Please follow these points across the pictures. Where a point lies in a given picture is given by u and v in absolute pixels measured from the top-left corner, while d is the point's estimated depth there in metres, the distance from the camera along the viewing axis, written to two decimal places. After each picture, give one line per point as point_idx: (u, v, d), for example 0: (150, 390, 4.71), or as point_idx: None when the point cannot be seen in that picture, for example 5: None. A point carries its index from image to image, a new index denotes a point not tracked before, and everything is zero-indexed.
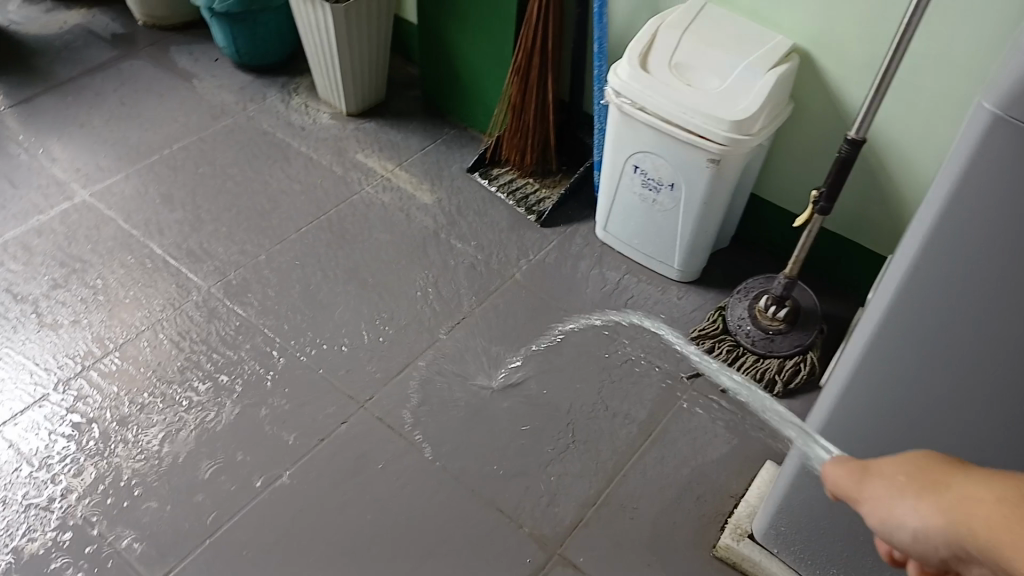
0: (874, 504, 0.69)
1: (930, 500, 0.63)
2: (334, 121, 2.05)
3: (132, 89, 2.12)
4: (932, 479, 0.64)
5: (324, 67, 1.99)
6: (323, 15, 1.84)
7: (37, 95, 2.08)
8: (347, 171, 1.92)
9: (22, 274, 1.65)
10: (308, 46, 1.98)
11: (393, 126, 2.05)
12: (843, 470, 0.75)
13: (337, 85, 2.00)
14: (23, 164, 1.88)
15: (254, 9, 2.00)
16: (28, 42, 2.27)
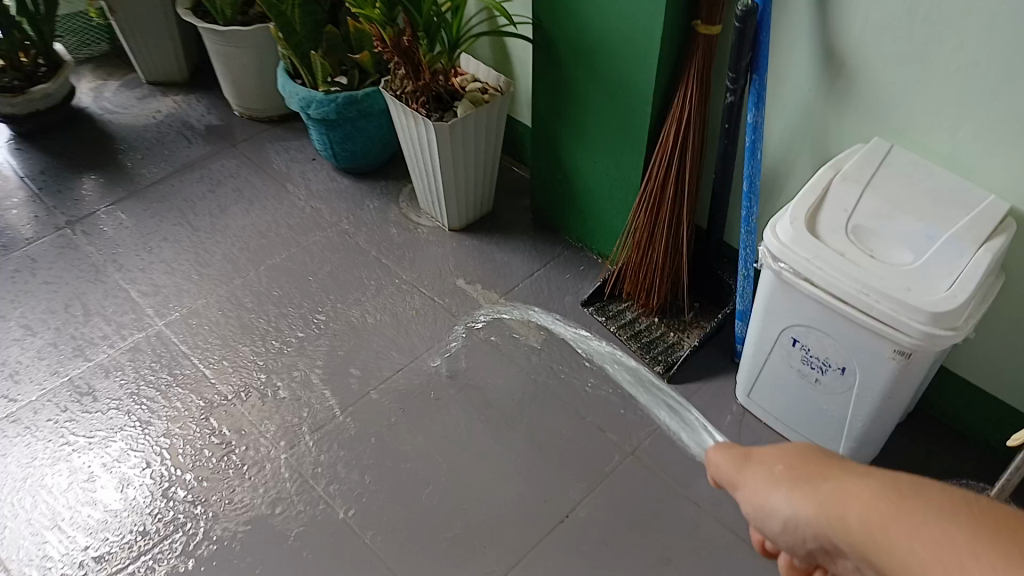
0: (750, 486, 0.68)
1: (807, 493, 0.61)
2: (434, 238, 1.83)
3: (221, 194, 1.96)
4: (810, 472, 0.62)
5: (427, 181, 1.78)
6: (427, 131, 1.64)
7: (124, 201, 1.96)
8: (445, 302, 1.68)
9: (86, 422, 1.49)
10: (411, 158, 1.78)
11: (500, 243, 1.82)
12: (723, 452, 0.72)
13: (439, 199, 1.79)
14: (101, 283, 1.74)
15: (352, 114, 1.83)
16: (122, 135, 2.16)
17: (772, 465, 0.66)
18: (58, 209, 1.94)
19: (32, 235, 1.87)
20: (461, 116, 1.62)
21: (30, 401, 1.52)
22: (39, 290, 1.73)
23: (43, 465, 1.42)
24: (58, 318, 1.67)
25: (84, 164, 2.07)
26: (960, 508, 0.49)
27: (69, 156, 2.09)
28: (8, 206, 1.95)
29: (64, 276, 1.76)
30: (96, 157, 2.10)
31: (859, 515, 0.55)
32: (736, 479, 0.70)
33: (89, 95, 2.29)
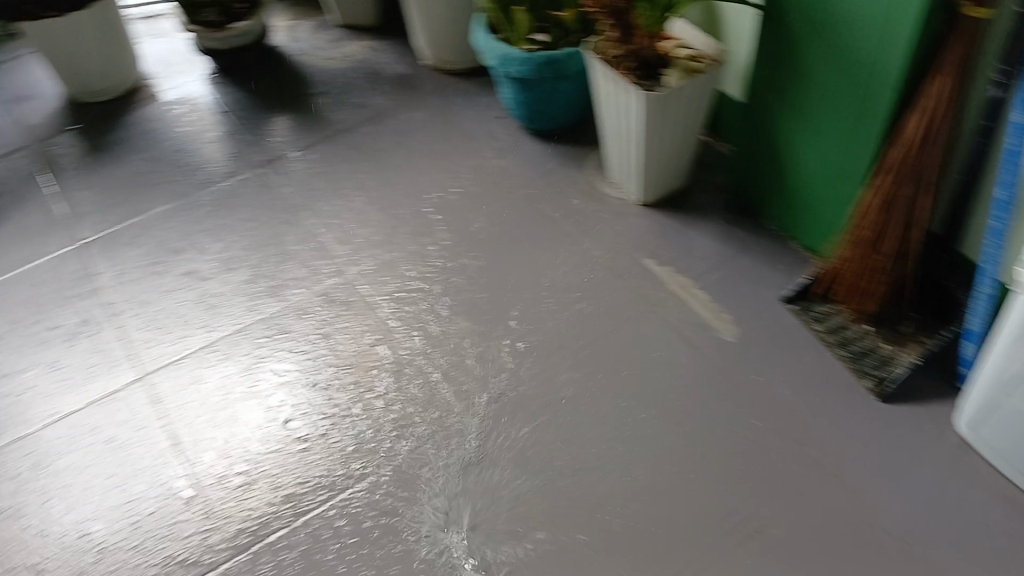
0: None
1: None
2: (623, 211, 1.75)
3: (409, 146, 1.95)
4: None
5: (623, 152, 1.70)
6: (630, 100, 1.56)
7: (319, 144, 1.97)
8: (632, 281, 1.61)
9: (277, 361, 1.51)
10: (607, 126, 1.70)
11: (692, 225, 1.72)
12: None
13: (634, 171, 1.71)
14: (296, 226, 1.76)
15: (549, 75, 1.76)
16: (315, 77, 2.18)
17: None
18: (250, 149, 1.95)
19: (230, 172, 1.89)
20: (668, 87, 1.53)
21: (228, 332, 1.56)
22: (236, 227, 1.76)
23: (240, 393, 1.46)
24: (252, 258, 1.70)
25: (277, 103, 2.09)
26: None
27: (263, 93, 2.11)
28: (207, 140, 1.97)
29: (259, 217, 1.78)
30: (289, 96, 2.11)
31: None
32: None
33: (285, 36, 2.32)
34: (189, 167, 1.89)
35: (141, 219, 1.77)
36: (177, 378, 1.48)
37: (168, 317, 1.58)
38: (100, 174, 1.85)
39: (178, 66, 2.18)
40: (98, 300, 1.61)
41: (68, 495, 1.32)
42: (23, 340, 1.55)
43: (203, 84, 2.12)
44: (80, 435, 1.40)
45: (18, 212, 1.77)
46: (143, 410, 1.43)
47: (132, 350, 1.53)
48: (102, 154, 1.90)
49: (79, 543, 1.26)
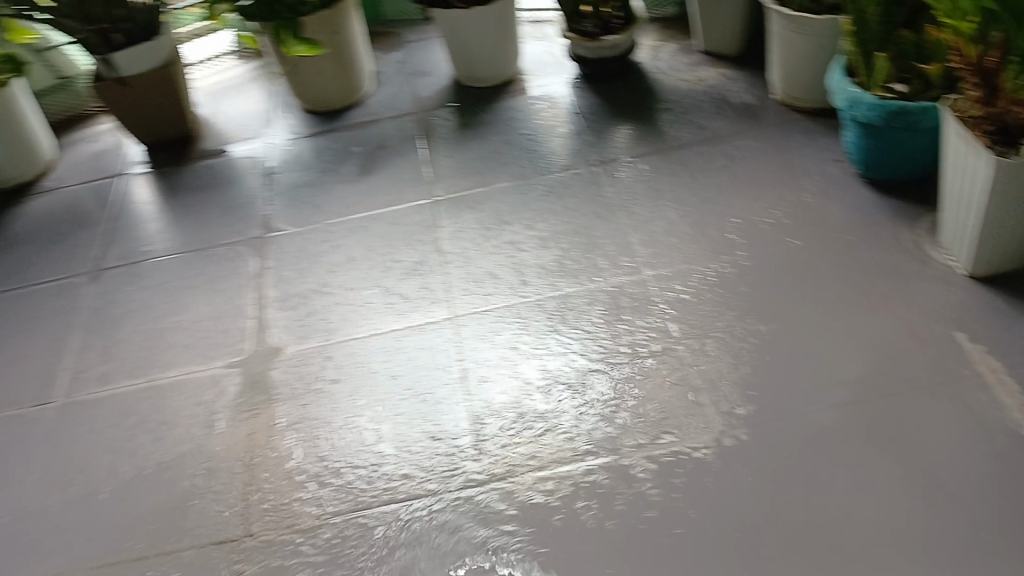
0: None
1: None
2: (945, 279, 1.64)
3: (737, 172, 1.95)
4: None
5: (960, 216, 1.60)
6: (983, 166, 1.46)
7: (652, 154, 2.02)
8: (935, 351, 1.50)
9: (564, 336, 1.63)
10: (949, 185, 1.61)
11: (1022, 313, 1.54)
12: None
13: (966, 235, 1.60)
14: (609, 224, 1.83)
15: (899, 125, 1.70)
16: (663, 91, 2.21)
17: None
18: (591, 150, 2.07)
19: (565, 166, 2.03)
20: None
21: (526, 294, 1.72)
22: (557, 213, 1.88)
23: (524, 351, 1.61)
24: (563, 243, 1.80)
25: (624, 111, 2.17)
26: None
27: (612, 95, 2.22)
28: (556, 134, 2.15)
29: (580, 211, 1.87)
30: (635, 102, 2.19)
31: None
32: None
33: (647, 54, 2.35)
34: (534, 154, 2.09)
35: (482, 190, 1.99)
36: (479, 326, 1.67)
37: (485, 274, 1.77)
38: (464, 147, 2.14)
39: (547, 69, 2.37)
40: (432, 247, 1.85)
41: (373, 395, 1.58)
42: (371, 263, 1.83)
43: (565, 84, 2.31)
44: (394, 350, 1.66)
45: (394, 165, 2.12)
46: (446, 345, 1.65)
47: (450, 295, 1.75)
48: (471, 131, 2.19)
49: (371, 434, 1.50)
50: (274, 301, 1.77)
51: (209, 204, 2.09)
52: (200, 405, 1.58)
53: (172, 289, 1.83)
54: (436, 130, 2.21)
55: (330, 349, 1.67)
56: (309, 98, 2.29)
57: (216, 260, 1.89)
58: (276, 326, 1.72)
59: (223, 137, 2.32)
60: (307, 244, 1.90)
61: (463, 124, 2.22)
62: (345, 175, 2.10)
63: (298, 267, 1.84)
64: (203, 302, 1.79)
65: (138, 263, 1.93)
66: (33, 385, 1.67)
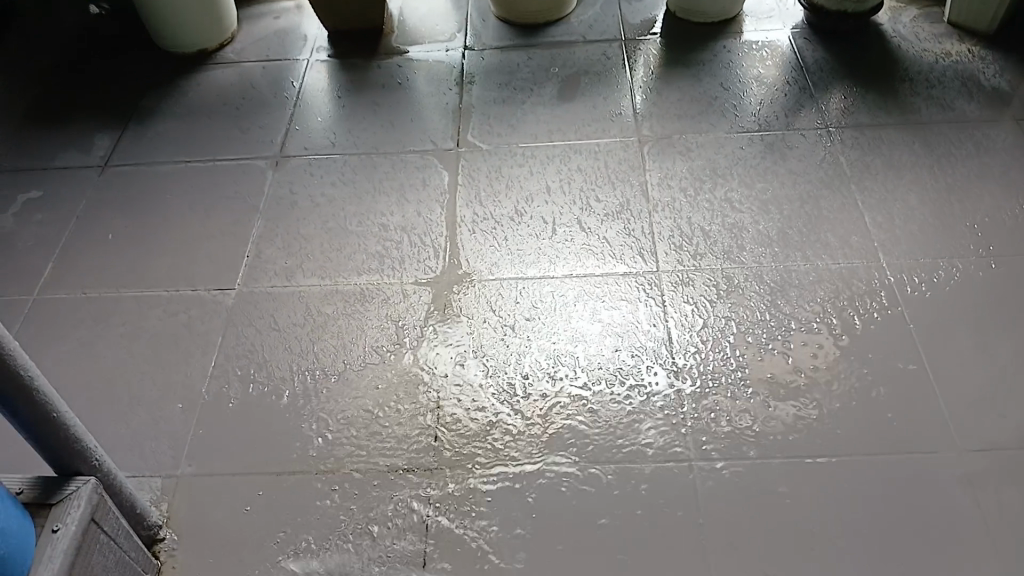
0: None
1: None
2: None
3: (989, 161, 1.70)
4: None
5: None
6: None
7: (888, 125, 1.81)
8: None
9: (784, 317, 1.45)
10: None
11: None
12: None
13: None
14: (838, 196, 1.65)
15: None
16: (903, 59, 1.98)
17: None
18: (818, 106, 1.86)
19: (789, 125, 1.82)
20: None
21: (742, 257, 1.55)
22: (782, 175, 1.70)
23: (735, 320, 1.45)
24: (787, 212, 1.63)
25: (857, 72, 1.95)
26: None
27: (845, 54, 2.01)
28: (777, 86, 1.94)
29: (806, 176, 1.69)
30: (872, 65, 1.97)
31: None
32: None
33: (886, 18, 2.12)
34: (752, 104, 1.89)
35: (694, 134, 1.81)
36: (685, 285, 1.51)
37: (696, 232, 1.60)
38: (674, 84, 1.95)
39: (771, 14, 2.16)
40: (639, 190, 1.70)
41: (563, 342, 1.45)
42: (570, 199, 1.70)
43: (789, 34, 2.09)
44: (588, 296, 1.52)
45: (596, 93, 1.95)
46: (647, 302, 1.50)
47: (656, 246, 1.59)
48: (681, 68, 2.00)
49: (561, 385, 1.39)
50: (467, 222, 1.67)
51: (396, 104, 1.98)
52: (384, 319, 1.51)
53: (360, 190, 1.74)
54: (642, 63, 2.03)
55: (519, 284, 1.55)
56: (510, 10, 2.15)
57: (406, 167, 1.79)
58: (467, 250, 1.62)
59: (412, 36, 2.19)
60: (503, 165, 1.78)
61: (673, 60, 2.02)
62: (543, 96, 1.96)
63: (494, 189, 1.73)
64: (392, 210, 1.69)
65: (323, 155, 1.84)
66: (213, 262, 1.61)
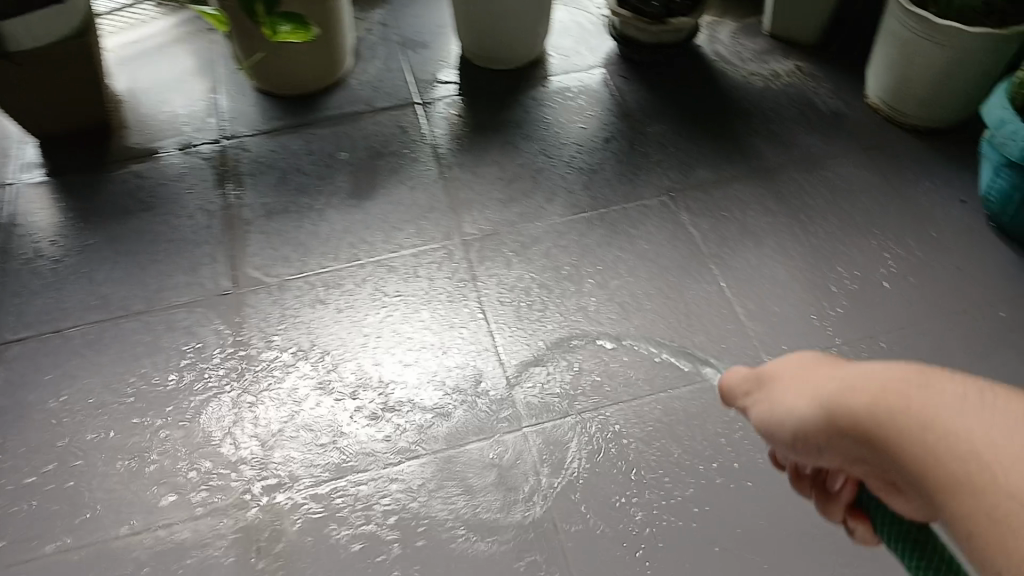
0: (764, 407, 0.65)
1: (813, 394, 0.57)
2: None
3: (851, 211, 1.54)
4: (817, 376, 0.60)
5: None
6: None
7: (733, 180, 1.59)
8: None
9: (678, 469, 1.21)
10: None
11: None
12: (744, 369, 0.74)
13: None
14: (702, 285, 1.43)
15: None
16: (733, 90, 1.76)
17: (788, 372, 0.65)
18: (653, 166, 1.62)
19: (631, 197, 1.56)
20: None
21: (613, 393, 1.29)
22: (635, 267, 1.45)
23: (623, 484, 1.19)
24: (651, 318, 1.38)
25: (687, 112, 1.72)
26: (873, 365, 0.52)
27: (669, 91, 1.76)
28: (606, 143, 1.67)
29: (662, 264, 1.46)
30: (700, 101, 1.74)
31: (856, 401, 0.50)
32: (753, 390, 0.69)
33: (704, 36, 1.89)
34: (583, 173, 1.61)
35: (524, 224, 1.52)
36: (557, 438, 1.24)
37: (552, 360, 1.33)
38: (487, 159, 1.64)
39: (579, 48, 1.88)
40: (475, 311, 1.39)
41: (426, 543, 1.14)
42: (388, 320, 1.39)
43: (604, 70, 1.82)
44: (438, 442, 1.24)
45: (399, 181, 1.61)
46: (511, 442, 1.23)
47: (510, 384, 1.30)
48: (492, 135, 1.68)
49: None
50: (267, 395, 1.29)
51: (144, 233, 1.53)
52: (171, 558, 1.12)
53: (112, 380, 1.31)
54: (444, 133, 1.69)
55: (344, 449, 1.23)
56: (270, 81, 1.73)
57: (172, 331, 1.38)
58: (267, 420, 1.26)
59: (149, 126, 1.72)
60: (299, 304, 1.41)
61: (481, 124, 1.71)
62: (335, 195, 1.58)
63: (289, 330, 1.37)
64: (161, 405, 1.28)
65: (51, 331, 1.37)
66: None
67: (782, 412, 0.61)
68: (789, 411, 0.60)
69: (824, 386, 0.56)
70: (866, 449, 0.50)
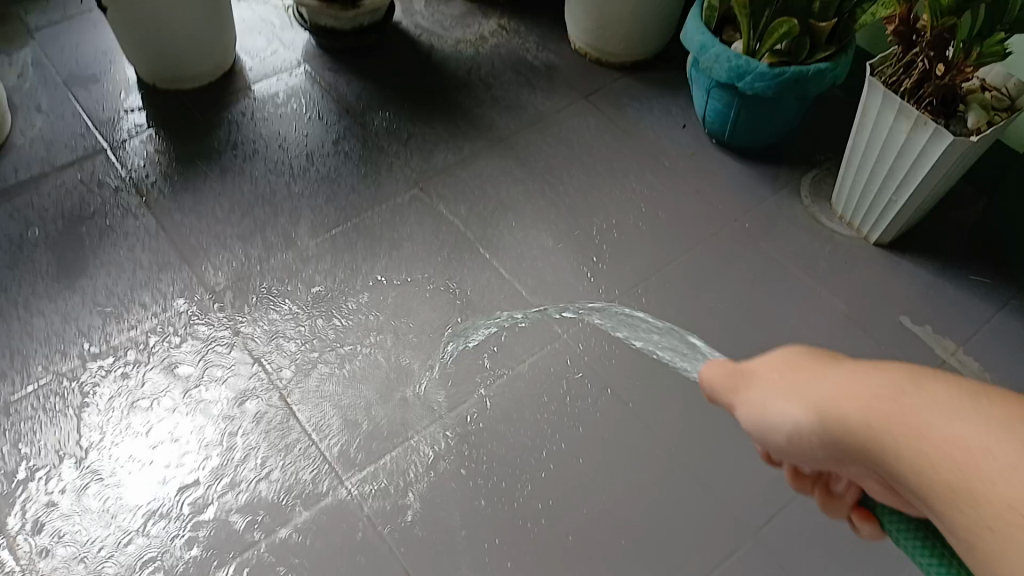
0: (745, 401, 0.70)
1: (805, 400, 0.63)
2: (857, 257, 1.47)
3: (591, 159, 1.58)
4: (803, 374, 0.65)
5: (871, 192, 1.41)
6: (918, 142, 1.27)
7: (477, 156, 1.56)
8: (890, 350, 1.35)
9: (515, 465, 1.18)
10: (851, 158, 1.41)
11: (955, 273, 1.45)
12: (719, 366, 0.77)
13: (893, 199, 1.39)
14: (480, 273, 1.40)
15: (788, 95, 1.42)
16: (448, 62, 1.71)
17: (767, 363, 0.70)
18: (394, 160, 1.54)
19: (382, 200, 1.48)
20: (976, 130, 1.24)
21: (426, 408, 1.23)
22: (410, 274, 1.39)
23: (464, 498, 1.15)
24: (442, 322, 1.33)
25: (410, 95, 1.65)
26: (871, 371, 0.57)
27: (384, 76, 1.67)
28: (336, 145, 1.56)
29: (435, 263, 1.41)
30: (419, 81, 1.67)
31: (852, 410, 0.56)
32: (733, 387, 0.73)
33: (401, 8, 1.80)
34: (324, 186, 1.49)
35: (276, 255, 1.39)
36: (382, 460, 1.18)
37: (352, 396, 1.24)
38: (212, 193, 1.46)
39: (274, 47, 1.71)
40: (252, 360, 1.27)
41: None
42: (158, 401, 1.22)
43: (309, 66, 1.68)
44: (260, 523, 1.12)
45: (113, 246, 1.38)
46: (331, 506, 1.13)
47: (315, 420, 1.22)
48: (206, 165, 1.50)
49: None
50: (40, 535, 1.09)
51: None
52: None
53: None
54: (153, 172, 1.48)
55: (161, 556, 1.08)
56: None
57: None
58: (55, 559, 1.07)
59: None
60: (41, 418, 1.19)
61: (192, 153, 1.52)
62: (39, 282, 1.33)
63: (41, 456, 1.16)
64: None
65: None
66: None
67: (775, 418, 0.66)
68: (782, 419, 0.65)
69: (816, 392, 0.62)
70: (873, 465, 0.56)
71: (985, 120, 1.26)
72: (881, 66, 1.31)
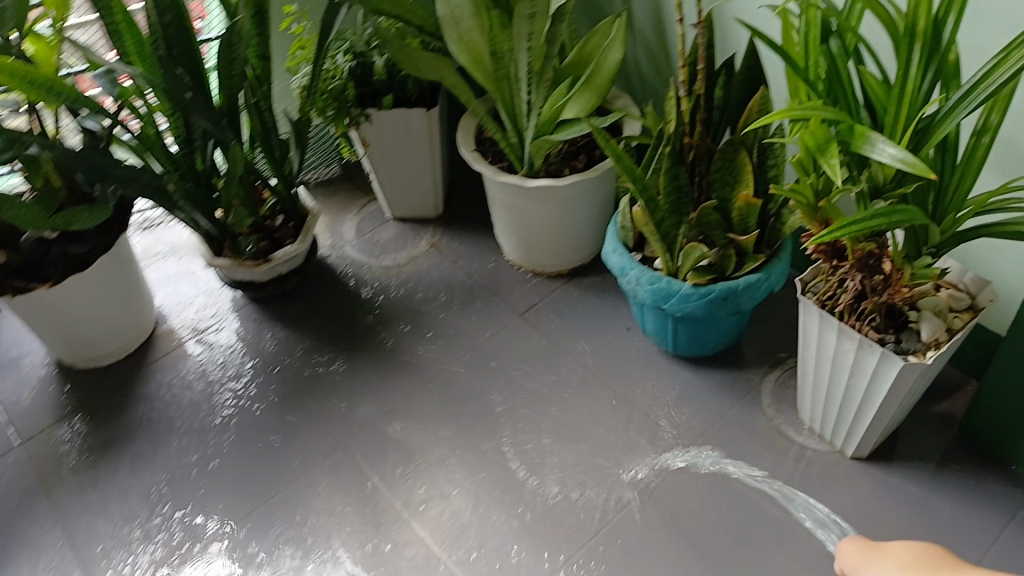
0: (874, 573, 1.04)
1: (920, 573, 0.96)
2: (827, 471, 1.31)
3: (531, 388, 1.47)
4: (920, 558, 1.00)
5: (830, 407, 1.27)
6: (867, 362, 1.13)
7: (406, 401, 1.47)
8: None
9: None
10: (803, 370, 1.28)
11: (949, 481, 1.27)
12: (851, 546, 1.12)
13: (857, 414, 1.24)
14: (405, 546, 1.27)
15: (721, 311, 1.31)
16: (377, 295, 1.65)
17: (901, 554, 1.03)
18: (318, 416, 1.45)
19: (304, 466, 1.38)
20: (931, 341, 1.10)
21: None
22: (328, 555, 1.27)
23: None
24: None
25: (337, 337, 1.58)
26: (941, 560, 0.98)
27: (311, 321, 1.61)
28: (258, 406, 1.47)
29: (357, 538, 1.29)
30: (348, 320, 1.61)
31: None
32: (861, 565, 1.07)
33: (329, 242, 1.76)
34: (243, 454, 1.40)
35: (187, 551, 1.28)
36: None
37: None
38: (124, 481, 1.37)
39: (198, 302, 1.66)
40: None
41: None
42: None
43: (235, 319, 1.63)
44: None
45: (16, 561, 1.28)
46: None
47: None
48: (121, 448, 1.41)
49: None
50: None
51: None
52: None
53: None
54: (67, 464, 1.40)
55: None
56: None
57: None
58: None
59: None
60: None
61: (108, 436, 1.43)
62: None
63: None
64: None
65: None
66: None
67: None
68: None
69: (922, 569, 0.97)
70: None
71: (943, 330, 1.10)
72: (813, 280, 1.19)
